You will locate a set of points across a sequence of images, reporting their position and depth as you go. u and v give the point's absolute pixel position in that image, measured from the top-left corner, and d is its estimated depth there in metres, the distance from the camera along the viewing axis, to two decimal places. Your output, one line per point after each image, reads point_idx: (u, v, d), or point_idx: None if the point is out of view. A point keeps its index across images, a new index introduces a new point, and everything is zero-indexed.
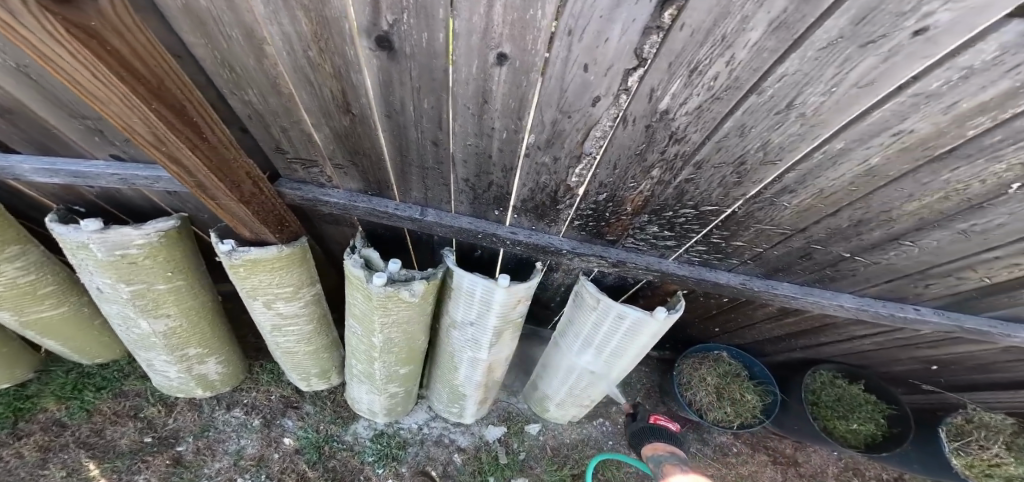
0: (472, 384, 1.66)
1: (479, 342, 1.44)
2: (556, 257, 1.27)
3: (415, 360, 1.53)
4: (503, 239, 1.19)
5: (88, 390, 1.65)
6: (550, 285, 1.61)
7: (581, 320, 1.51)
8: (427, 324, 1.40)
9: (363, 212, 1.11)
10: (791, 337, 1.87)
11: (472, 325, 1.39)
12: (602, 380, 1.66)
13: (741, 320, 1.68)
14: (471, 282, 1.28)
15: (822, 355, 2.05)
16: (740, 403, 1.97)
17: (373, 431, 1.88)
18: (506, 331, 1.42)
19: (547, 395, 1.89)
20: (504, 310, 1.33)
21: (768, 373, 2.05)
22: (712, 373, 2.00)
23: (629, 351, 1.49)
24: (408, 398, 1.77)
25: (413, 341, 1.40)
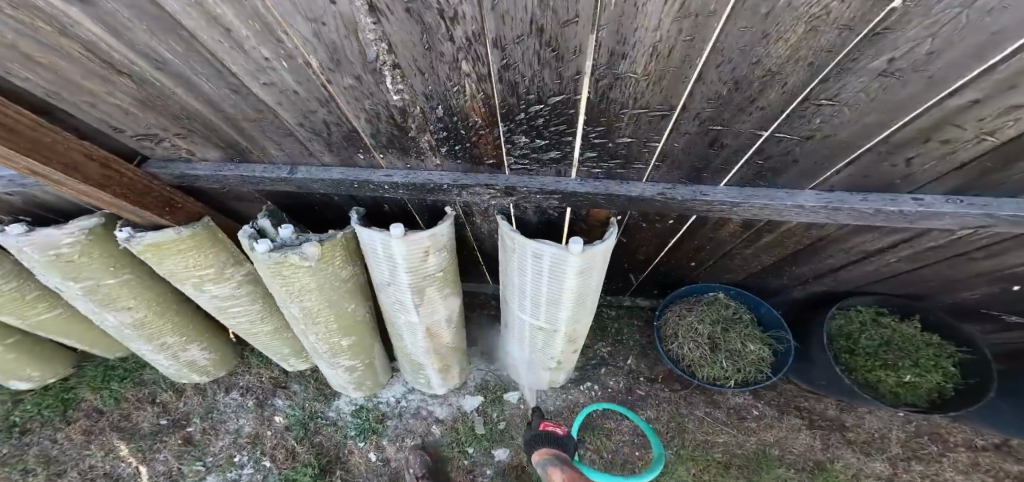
0: (423, 350, 1.61)
1: (405, 303, 1.39)
2: (441, 194, 1.18)
3: (359, 327, 1.51)
4: (379, 186, 1.13)
5: (114, 380, 1.96)
6: (483, 235, 1.48)
7: (512, 268, 1.36)
8: (350, 289, 1.35)
9: (237, 180, 1.13)
10: (786, 263, 1.59)
11: (390, 284, 1.33)
12: (554, 335, 1.50)
13: (713, 243, 1.51)
14: (369, 236, 1.19)
15: (847, 287, 1.67)
16: (741, 355, 1.70)
17: (353, 406, 1.93)
18: (427, 287, 1.33)
19: (515, 357, 1.78)
20: (412, 264, 1.24)
21: (779, 315, 1.71)
22: (705, 321, 1.74)
23: (565, 297, 1.30)
24: (378, 368, 1.80)
25: (340, 307, 1.36)
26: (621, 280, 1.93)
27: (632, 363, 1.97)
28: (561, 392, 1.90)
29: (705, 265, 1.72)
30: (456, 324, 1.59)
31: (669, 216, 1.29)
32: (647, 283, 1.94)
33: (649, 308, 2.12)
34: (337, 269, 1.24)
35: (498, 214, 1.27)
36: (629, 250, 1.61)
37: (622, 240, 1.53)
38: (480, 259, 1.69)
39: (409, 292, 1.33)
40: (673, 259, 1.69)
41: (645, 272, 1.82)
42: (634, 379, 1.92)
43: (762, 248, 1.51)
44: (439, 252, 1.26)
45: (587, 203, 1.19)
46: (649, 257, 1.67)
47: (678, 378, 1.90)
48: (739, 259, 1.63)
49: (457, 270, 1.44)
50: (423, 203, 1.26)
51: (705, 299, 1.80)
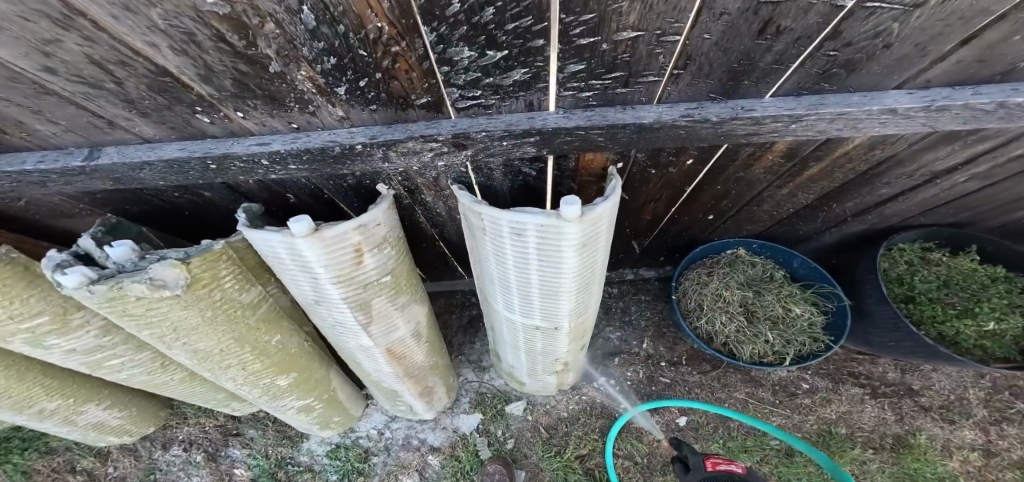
0: (395, 382, 1.18)
1: (347, 325, 0.96)
2: (356, 166, 0.79)
3: (308, 366, 1.07)
4: (250, 161, 0.72)
5: (12, 452, 1.43)
6: (441, 219, 1.10)
7: (488, 259, 0.96)
8: (270, 319, 0.91)
9: (10, 182, 0.72)
10: (823, 203, 1.22)
11: (318, 303, 0.91)
12: (557, 336, 1.12)
13: (741, 186, 1.09)
14: (265, 241, 0.78)
15: (893, 222, 1.34)
16: (783, 324, 1.32)
17: (328, 445, 1.42)
18: (372, 298, 0.91)
19: (513, 365, 1.36)
20: (338, 271, 0.82)
21: (818, 266, 1.31)
22: (730, 284, 1.34)
23: (565, 284, 0.91)
24: (350, 406, 1.36)
25: (261, 345, 0.90)
26: (620, 251, 1.45)
27: (648, 344, 1.56)
28: (572, 393, 1.50)
29: (723, 222, 1.31)
30: (431, 340, 1.17)
31: (687, 153, 0.91)
32: (655, 254, 1.48)
33: (656, 280, 1.66)
34: (231, 297, 0.79)
35: (456, 183, 0.90)
36: (629, 213, 1.17)
37: (622, 198, 1.09)
38: (446, 248, 1.29)
39: (348, 313, 0.91)
40: (687, 215, 1.23)
41: (649, 239, 1.34)
42: (653, 364, 1.52)
43: (798, 188, 1.12)
44: (376, 249, 0.85)
45: (580, 147, 0.80)
46: (657, 217, 1.21)
47: (704, 356, 1.52)
48: (764, 211, 1.24)
49: (416, 270, 1.04)
50: (341, 180, 0.87)
51: (724, 260, 1.38)
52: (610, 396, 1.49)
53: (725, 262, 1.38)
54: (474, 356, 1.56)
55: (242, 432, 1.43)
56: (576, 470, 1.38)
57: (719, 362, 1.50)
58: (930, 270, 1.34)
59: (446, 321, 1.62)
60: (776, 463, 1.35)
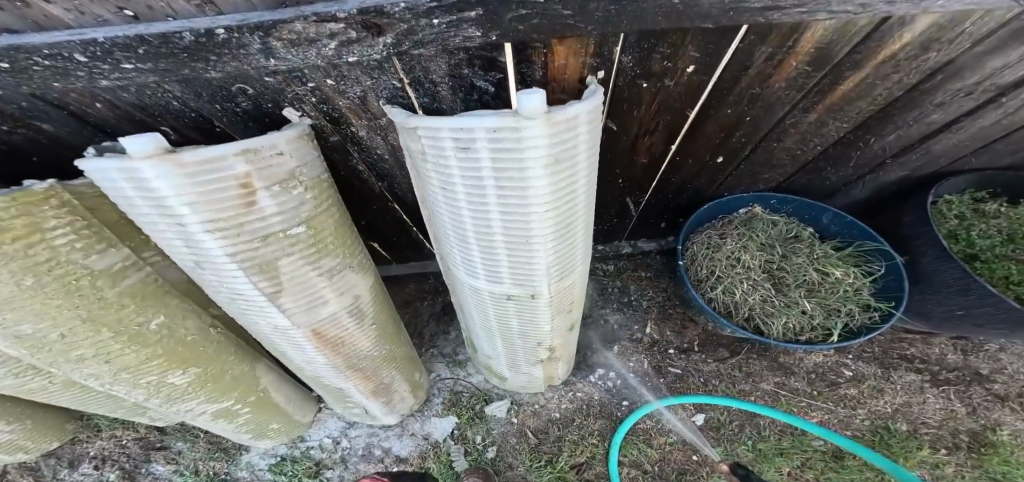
0: (337, 378, 0.94)
1: (249, 297, 0.71)
2: (229, 68, 0.56)
3: (214, 360, 0.83)
4: (58, 58, 0.49)
5: None
6: (383, 163, 0.89)
7: (435, 202, 0.72)
8: (145, 291, 0.69)
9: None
10: (857, 136, 0.99)
11: (200, 266, 0.67)
12: (538, 315, 0.84)
13: (759, 110, 0.88)
14: (106, 177, 0.56)
15: (940, 166, 1.10)
16: (819, 292, 1.10)
17: (272, 459, 1.19)
18: (275, 257, 0.68)
19: (491, 356, 1.09)
20: (212, 212, 0.59)
21: (856, 219, 1.07)
22: (749, 247, 1.12)
23: (536, 226, 0.67)
24: (292, 410, 1.13)
25: (129, 328, 0.67)
26: (616, 217, 1.21)
27: (653, 328, 1.30)
28: (564, 389, 1.25)
29: (738, 168, 1.07)
30: (381, 323, 0.93)
31: (685, 50, 0.69)
32: (654, 215, 1.23)
33: (659, 255, 1.43)
34: (69, 257, 0.56)
35: (388, 104, 0.71)
36: (619, 155, 0.97)
37: (610, 128, 0.89)
38: (402, 214, 1.08)
39: (244, 278, 0.67)
40: (692, 155, 1.00)
41: (649, 196, 1.12)
42: (659, 352, 1.27)
43: (831, 110, 0.89)
44: (276, 186, 0.64)
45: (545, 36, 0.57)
46: (657, 161, 1.00)
47: (720, 340, 1.27)
48: (785, 148, 1.01)
49: (352, 227, 0.83)
50: (223, 97, 0.68)
51: (739, 220, 1.16)
52: (610, 393, 1.24)
53: (741, 222, 1.16)
54: (449, 348, 1.32)
55: (167, 446, 1.20)
56: None
57: (738, 347, 1.27)
58: (987, 222, 1.13)
59: (415, 309, 1.39)
60: (822, 469, 1.11)
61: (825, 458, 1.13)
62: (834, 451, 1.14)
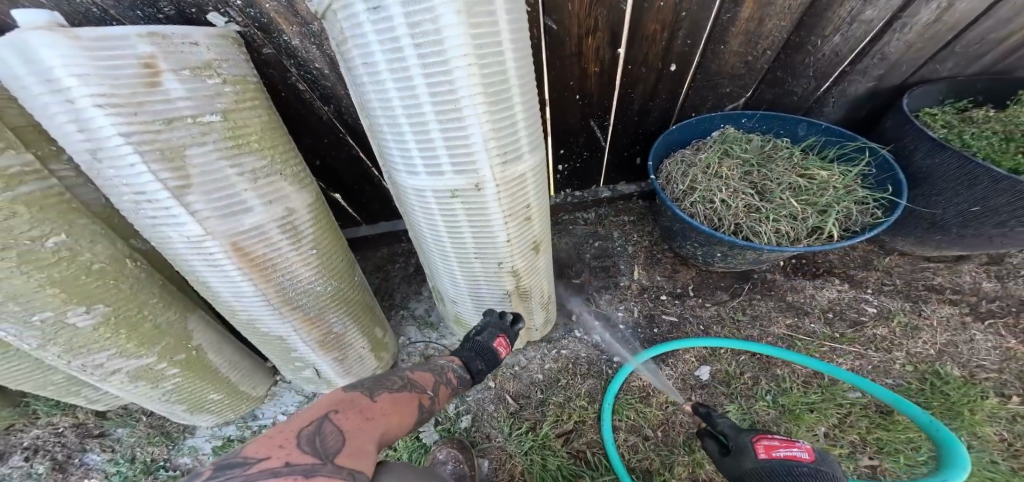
0: (274, 320, 0.82)
1: (171, 210, 0.60)
2: None
3: (126, 297, 0.70)
4: None
5: None
6: (318, 85, 0.85)
7: (358, 78, 0.63)
8: (44, 203, 0.57)
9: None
10: (802, 39, 0.97)
11: (106, 164, 0.54)
12: (489, 215, 0.73)
13: (694, 7, 0.85)
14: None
15: (906, 76, 1.08)
16: (808, 191, 1.01)
17: (220, 440, 1.07)
18: (206, 150, 0.59)
19: (461, 306, 0.98)
20: (114, 96, 0.50)
21: (830, 123, 1.06)
22: (723, 159, 1.07)
23: (462, 87, 0.58)
24: (239, 380, 1.01)
25: (18, 242, 0.54)
26: (586, 150, 1.19)
27: (641, 275, 1.22)
28: (547, 348, 1.12)
29: (695, 77, 1.04)
30: (324, 253, 0.83)
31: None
32: (626, 148, 1.22)
33: (640, 199, 1.39)
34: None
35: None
36: (567, 63, 0.91)
37: (550, 30, 0.83)
38: (358, 150, 1.03)
39: (144, 167, 0.55)
40: (642, 62, 0.95)
41: (613, 119, 1.11)
42: (651, 299, 1.17)
43: (760, 5, 0.87)
44: (185, 71, 0.56)
45: None
46: (608, 70, 0.95)
47: (716, 284, 1.18)
48: (733, 51, 0.98)
49: (285, 136, 0.75)
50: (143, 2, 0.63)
51: (712, 140, 1.13)
52: (602, 347, 1.10)
53: (715, 140, 1.12)
54: (420, 310, 1.21)
55: (105, 433, 1.08)
56: (558, 453, 0.95)
57: (739, 289, 1.17)
58: (974, 123, 1.08)
59: (386, 272, 1.30)
60: (867, 428, 0.93)
61: (868, 414, 0.95)
62: (877, 406, 0.96)
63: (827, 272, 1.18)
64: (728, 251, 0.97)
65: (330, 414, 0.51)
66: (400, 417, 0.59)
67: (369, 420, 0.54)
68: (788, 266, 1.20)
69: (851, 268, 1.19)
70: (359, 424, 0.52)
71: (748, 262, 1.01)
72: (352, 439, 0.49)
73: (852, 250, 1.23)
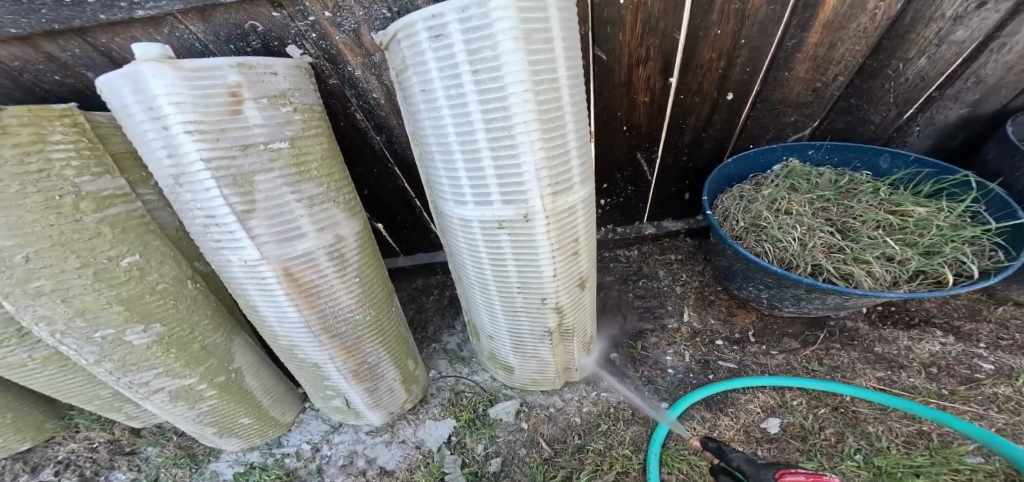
0: (314, 348, 0.80)
1: (228, 229, 0.61)
2: None
3: (182, 318, 0.68)
4: None
5: None
6: (378, 118, 0.88)
7: (416, 109, 0.66)
8: (127, 224, 0.58)
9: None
10: (881, 63, 0.94)
11: (179, 183, 0.56)
12: (537, 249, 0.71)
13: (753, 33, 0.85)
14: (113, 90, 0.51)
15: (1005, 102, 1.02)
16: (900, 229, 0.95)
17: (240, 467, 1.02)
18: (268, 176, 0.61)
19: (498, 340, 0.94)
20: (200, 122, 0.53)
21: (920, 154, 1.01)
22: (793, 194, 1.04)
23: (518, 113, 0.58)
24: (270, 405, 0.98)
25: (98, 260, 0.54)
26: (630, 184, 1.17)
27: (692, 318, 1.16)
28: (586, 389, 1.05)
29: (755, 106, 1.02)
30: (368, 282, 0.82)
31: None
32: (675, 182, 1.20)
33: (688, 238, 1.35)
34: (59, 171, 0.50)
35: (379, 33, 0.69)
36: (616, 92, 0.91)
37: (599, 59, 0.85)
38: (403, 181, 1.05)
39: (218, 192, 0.57)
40: (696, 91, 0.95)
41: (660, 151, 1.09)
42: (704, 344, 1.09)
43: (830, 29, 0.86)
44: (265, 99, 0.59)
45: None
46: (658, 101, 0.95)
47: (783, 330, 1.10)
48: (799, 77, 0.95)
49: (342, 165, 0.77)
50: (236, 36, 0.67)
51: (775, 174, 1.10)
52: (647, 389, 1.03)
53: (780, 175, 1.09)
54: (452, 344, 1.18)
55: (136, 451, 1.06)
56: None
57: (812, 337, 1.08)
58: None
59: (421, 303, 1.29)
60: None
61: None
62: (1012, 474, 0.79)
63: (925, 322, 1.08)
64: (803, 302, 0.92)
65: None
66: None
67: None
68: (874, 315, 1.11)
69: (956, 319, 1.08)
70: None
71: (828, 307, 0.92)
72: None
73: (954, 299, 1.13)
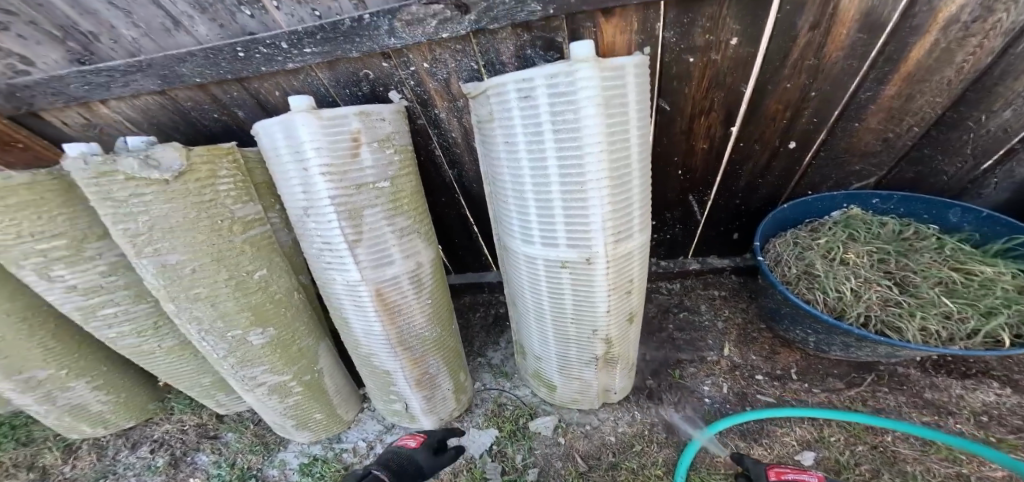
0: (388, 358, 0.91)
1: (337, 251, 0.74)
2: (364, 51, 0.72)
3: (289, 323, 0.81)
4: (270, 44, 0.70)
5: None
6: (457, 155, 0.97)
7: (497, 161, 0.76)
8: (259, 245, 0.72)
9: (79, 85, 0.74)
10: (962, 115, 0.87)
11: (308, 212, 0.71)
12: (594, 287, 0.80)
13: (826, 87, 0.83)
14: (270, 134, 0.68)
15: None
16: (960, 289, 0.91)
17: (305, 458, 1.13)
18: (370, 210, 0.73)
19: (544, 361, 1.03)
20: (331, 162, 0.67)
21: (994, 211, 0.95)
22: (851, 244, 1.01)
23: (592, 173, 0.67)
24: (339, 403, 1.10)
25: (239, 273, 0.69)
26: (680, 222, 1.22)
27: (733, 352, 1.18)
28: (622, 411, 1.11)
29: (817, 156, 0.99)
30: (436, 303, 0.92)
31: (724, 21, 0.72)
32: (725, 222, 1.22)
33: (734, 274, 1.38)
34: (222, 200, 0.65)
35: (467, 82, 0.79)
36: (675, 139, 0.95)
37: (663, 109, 0.89)
38: (466, 210, 1.15)
39: (336, 223, 0.71)
40: (757, 140, 0.95)
41: (714, 193, 1.11)
42: (745, 376, 1.12)
43: (909, 82, 0.81)
44: (376, 145, 0.72)
45: (589, 10, 0.68)
46: (717, 148, 0.97)
47: (828, 370, 1.10)
48: (870, 128, 0.91)
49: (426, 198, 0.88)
50: (353, 83, 0.80)
51: (832, 221, 1.07)
52: (682, 414, 1.08)
53: (836, 222, 1.06)
54: (496, 359, 1.28)
55: (218, 436, 1.19)
56: None
57: (857, 379, 1.07)
58: None
59: (467, 319, 1.40)
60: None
61: None
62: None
63: (982, 373, 1.04)
64: (850, 346, 0.90)
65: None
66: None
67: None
68: (927, 362, 1.08)
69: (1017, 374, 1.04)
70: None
71: (877, 355, 0.91)
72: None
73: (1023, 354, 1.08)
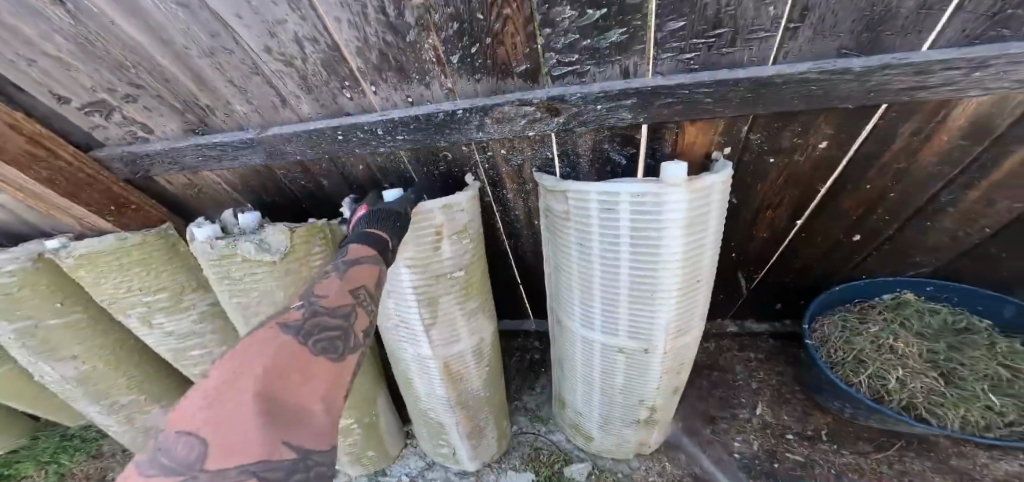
0: (447, 416, 0.97)
1: (409, 331, 0.81)
2: (454, 139, 0.79)
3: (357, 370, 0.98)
4: (369, 131, 0.80)
5: (71, 453, 1.49)
6: (518, 227, 1.03)
7: (565, 254, 0.80)
8: None
9: (195, 156, 0.92)
10: None
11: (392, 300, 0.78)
12: (649, 371, 0.85)
13: (907, 186, 0.81)
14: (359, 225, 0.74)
15: None
16: (1007, 383, 0.90)
17: None
18: (443, 298, 0.79)
19: (585, 418, 1.09)
20: (417, 258, 0.73)
21: None
22: (901, 331, 1.01)
23: (664, 283, 0.71)
24: (389, 440, 1.19)
25: None
26: (723, 292, 1.27)
27: (765, 411, 1.23)
28: (653, 462, 1.18)
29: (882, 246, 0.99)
30: (494, 368, 0.97)
31: (816, 129, 0.72)
32: (768, 291, 1.25)
33: (772, 338, 1.42)
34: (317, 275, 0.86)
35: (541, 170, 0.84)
36: (737, 223, 0.99)
37: (731, 200, 0.93)
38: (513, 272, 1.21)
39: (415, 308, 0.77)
40: (818, 228, 0.96)
41: (765, 270, 1.15)
42: (774, 435, 1.17)
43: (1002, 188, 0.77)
44: (458, 241, 0.76)
45: (680, 118, 0.70)
46: (778, 236, 1.01)
47: (858, 433, 1.12)
48: (944, 227, 0.88)
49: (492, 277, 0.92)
50: (430, 161, 0.88)
51: (883, 304, 1.06)
52: (707, 466, 1.15)
53: (885, 304, 1.06)
54: (531, 403, 1.34)
55: None
56: None
57: (887, 441, 1.09)
58: None
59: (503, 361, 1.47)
60: None
61: None
62: None
63: None
64: (885, 424, 0.95)
65: (314, 301, 0.46)
66: (316, 443, 0.33)
67: (291, 384, 0.37)
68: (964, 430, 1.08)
69: None
70: (264, 366, 0.37)
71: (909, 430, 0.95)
72: (223, 376, 0.35)
73: None
